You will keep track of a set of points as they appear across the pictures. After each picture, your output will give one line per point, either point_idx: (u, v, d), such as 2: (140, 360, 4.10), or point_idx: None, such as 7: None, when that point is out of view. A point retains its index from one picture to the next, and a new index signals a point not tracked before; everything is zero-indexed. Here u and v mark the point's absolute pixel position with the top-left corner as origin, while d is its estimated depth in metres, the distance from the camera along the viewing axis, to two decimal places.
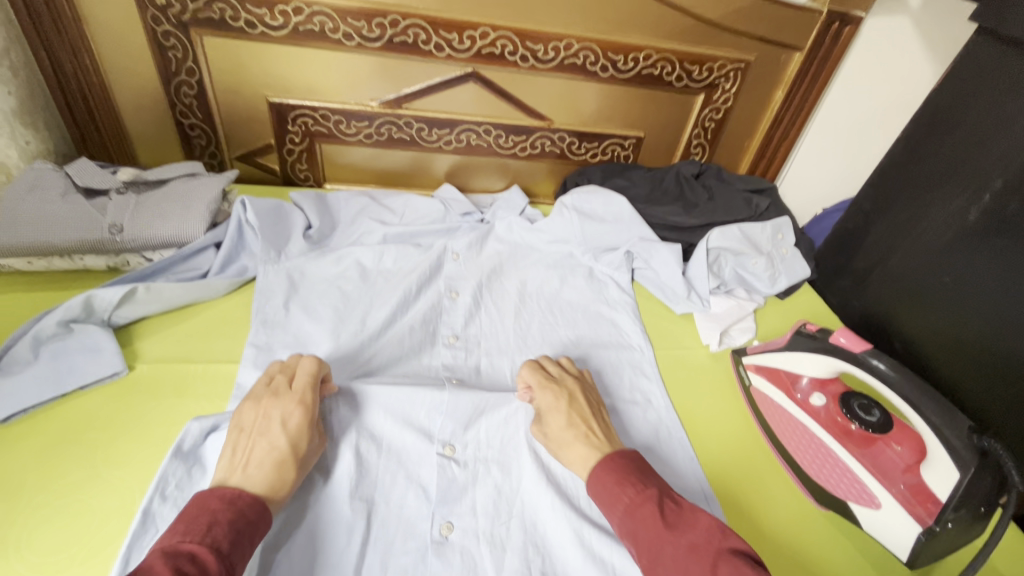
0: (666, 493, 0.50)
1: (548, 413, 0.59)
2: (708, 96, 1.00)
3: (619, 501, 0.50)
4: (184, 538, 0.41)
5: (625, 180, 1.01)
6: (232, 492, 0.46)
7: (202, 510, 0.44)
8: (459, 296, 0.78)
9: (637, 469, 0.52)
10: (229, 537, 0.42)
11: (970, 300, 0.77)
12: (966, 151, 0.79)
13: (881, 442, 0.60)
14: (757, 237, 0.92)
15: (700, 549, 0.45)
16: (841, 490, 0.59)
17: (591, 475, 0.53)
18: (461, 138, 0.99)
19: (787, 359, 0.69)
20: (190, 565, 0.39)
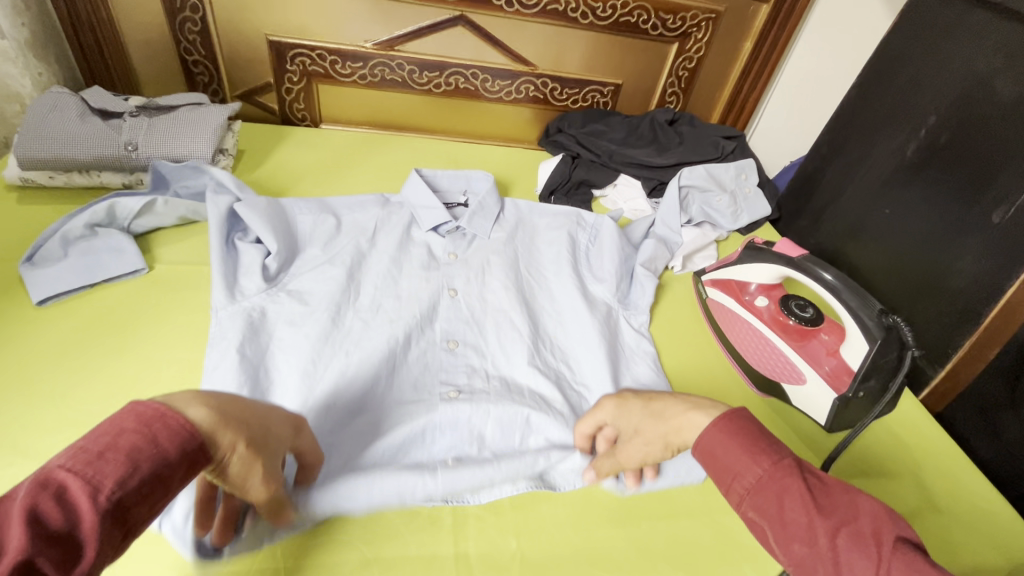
0: (808, 468, 0.40)
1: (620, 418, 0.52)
2: (681, 45, 1.07)
3: (748, 470, 0.40)
4: (66, 463, 0.28)
5: (603, 124, 1.09)
6: (154, 409, 0.32)
7: (106, 425, 0.30)
8: (457, 345, 0.69)
9: (764, 438, 0.42)
10: (125, 478, 0.29)
11: (906, 225, 0.86)
12: (908, 90, 0.87)
13: (816, 335, 0.69)
14: (721, 175, 1.00)
15: (866, 538, 0.35)
16: (776, 374, 0.69)
17: (700, 437, 0.44)
18: (451, 81, 1.05)
19: (738, 269, 0.77)
20: (50, 512, 0.27)
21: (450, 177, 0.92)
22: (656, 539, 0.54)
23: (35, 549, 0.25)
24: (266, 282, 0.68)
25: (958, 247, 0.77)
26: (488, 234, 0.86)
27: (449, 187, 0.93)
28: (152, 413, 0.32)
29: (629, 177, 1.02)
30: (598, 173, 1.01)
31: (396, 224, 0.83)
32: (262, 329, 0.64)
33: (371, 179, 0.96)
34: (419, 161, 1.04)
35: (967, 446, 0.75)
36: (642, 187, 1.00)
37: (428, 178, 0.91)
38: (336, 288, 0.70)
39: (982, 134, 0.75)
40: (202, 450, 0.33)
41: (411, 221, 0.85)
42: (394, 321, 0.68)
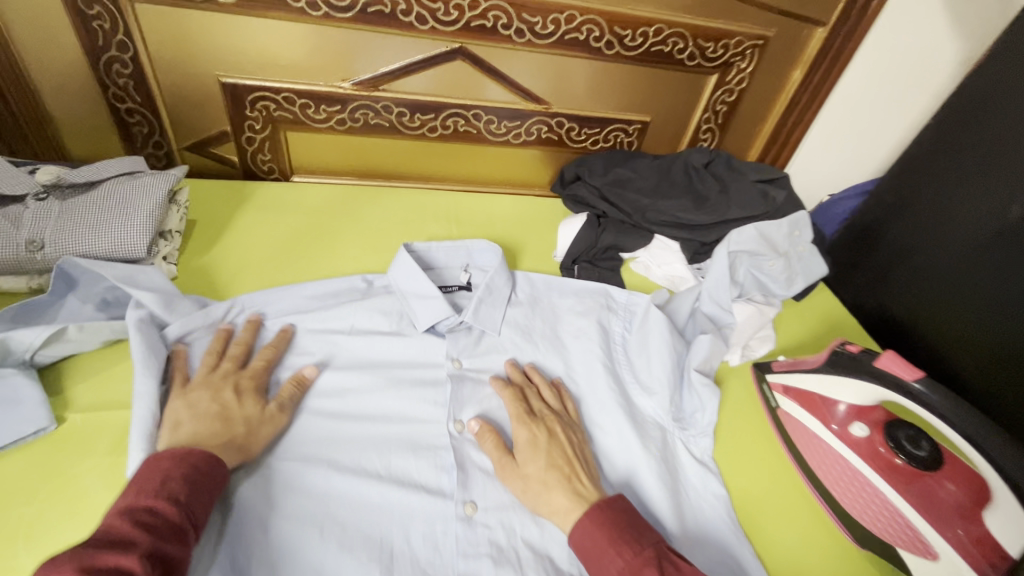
0: (664, 553, 0.46)
1: (525, 452, 0.54)
2: (721, 76, 0.90)
3: (614, 563, 0.45)
4: (141, 496, 0.42)
5: (629, 169, 0.92)
6: (183, 450, 0.46)
7: (153, 469, 0.44)
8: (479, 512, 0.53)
9: (630, 525, 0.47)
10: (185, 490, 0.43)
11: (1008, 306, 0.71)
12: (1007, 140, 0.72)
13: (934, 479, 0.55)
14: (773, 235, 0.84)
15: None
16: (891, 536, 0.54)
17: (574, 530, 0.48)
18: (448, 123, 0.88)
19: (821, 381, 0.62)
20: (150, 518, 0.41)
21: (447, 250, 0.76)
22: None
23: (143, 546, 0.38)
24: None
25: None
26: (499, 328, 0.70)
27: (447, 262, 0.78)
28: (181, 451, 0.45)
29: (665, 238, 0.86)
30: (629, 236, 0.85)
31: (386, 322, 0.68)
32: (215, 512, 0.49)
33: (355, 252, 0.79)
34: (412, 221, 0.87)
35: None
36: (681, 250, 0.85)
37: (420, 254, 0.75)
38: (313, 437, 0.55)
39: None
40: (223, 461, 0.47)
41: (405, 317, 0.69)
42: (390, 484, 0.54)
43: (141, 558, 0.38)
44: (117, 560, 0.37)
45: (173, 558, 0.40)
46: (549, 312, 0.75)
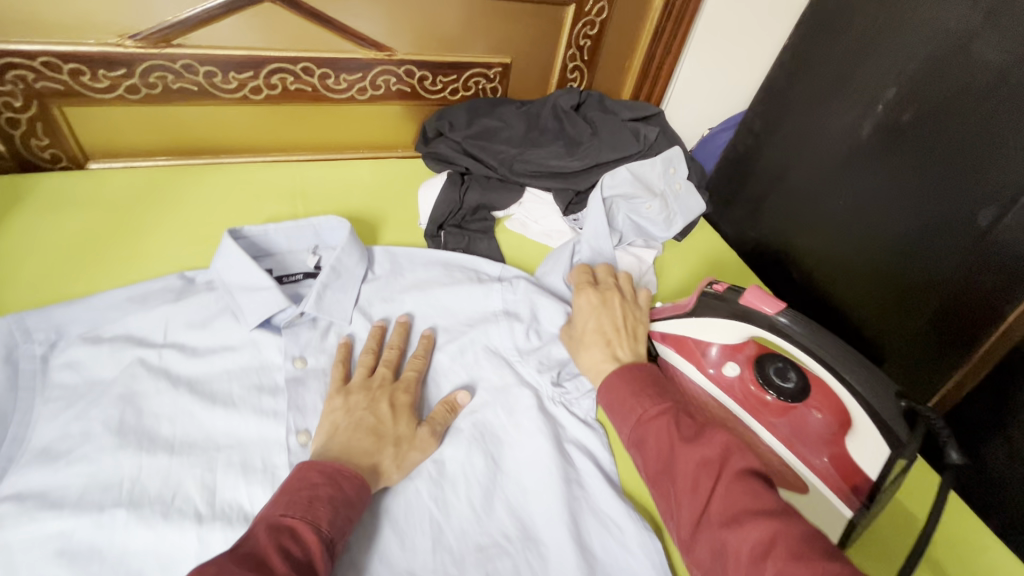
0: (684, 409, 0.46)
1: (584, 311, 0.59)
2: (579, 6, 0.83)
3: (634, 411, 0.46)
4: (286, 512, 0.40)
5: (495, 118, 0.84)
6: (332, 466, 0.44)
7: (302, 482, 0.42)
8: None
9: (655, 385, 0.48)
10: (329, 516, 0.40)
11: (864, 221, 0.72)
12: (855, 56, 0.71)
13: (802, 408, 0.53)
14: (647, 175, 0.81)
15: (713, 463, 0.41)
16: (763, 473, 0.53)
17: (604, 385, 0.51)
18: (274, 81, 0.74)
19: (694, 325, 0.58)
20: (292, 545, 0.38)
21: (289, 231, 0.65)
22: None
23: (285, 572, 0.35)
24: None
25: (930, 251, 0.64)
26: (348, 315, 0.62)
27: (291, 245, 0.67)
28: (336, 471, 0.44)
29: (537, 190, 0.80)
30: (497, 192, 0.77)
31: (213, 324, 0.57)
32: None
33: (174, 247, 0.66)
34: (249, 203, 0.74)
35: None
36: (556, 202, 0.78)
37: (252, 241, 0.64)
38: (104, 484, 0.45)
39: (954, 114, 0.60)
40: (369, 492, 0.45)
41: (230, 314, 0.58)
42: (210, 523, 0.45)
43: None
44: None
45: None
46: (410, 288, 0.67)
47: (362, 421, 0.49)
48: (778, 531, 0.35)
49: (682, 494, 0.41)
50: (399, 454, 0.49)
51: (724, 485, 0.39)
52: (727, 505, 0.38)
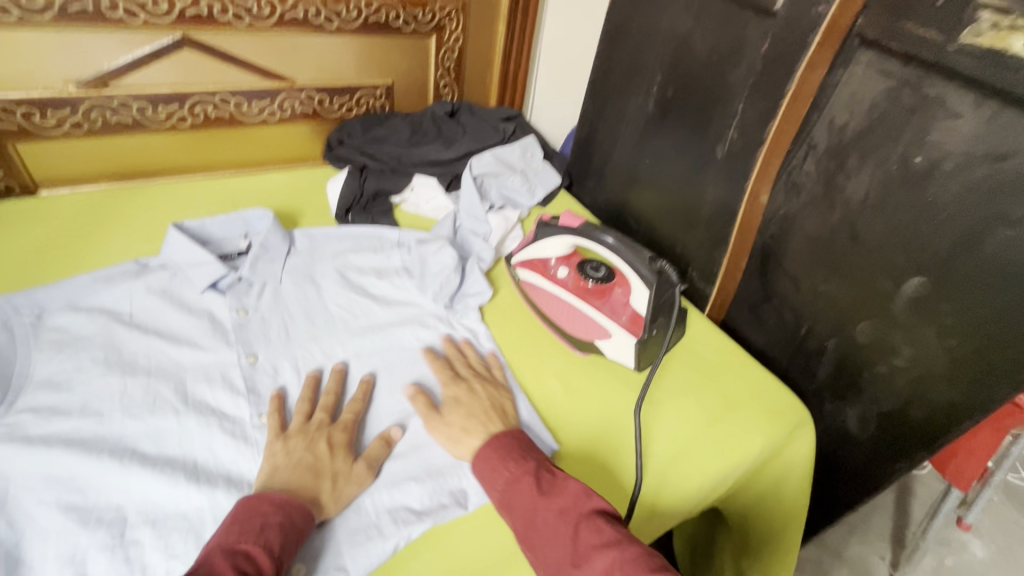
0: (543, 465, 0.57)
1: (447, 408, 0.64)
2: (439, 37, 1.07)
3: (500, 477, 0.56)
4: (240, 538, 0.47)
5: (385, 128, 1.06)
6: (280, 497, 0.51)
7: (254, 513, 0.49)
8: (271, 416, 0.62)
9: (519, 447, 0.58)
10: (280, 539, 0.48)
11: (662, 170, 0.99)
12: (635, 54, 0.98)
13: (614, 288, 0.78)
14: (508, 158, 1.05)
15: (568, 511, 0.52)
16: (590, 334, 0.75)
17: (477, 458, 0.59)
18: (197, 111, 0.92)
19: (537, 248, 0.82)
20: (246, 565, 0.45)
21: (222, 223, 0.83)
22: None
23: None
24: None
25: (701, 182, 0.91)
26: (279, 277, 0.79)
27: (225, 234, 0.84)
28: (286, 501, 0.51)
29: (424, 177, 1.02)
30: (390, 180, 0.99)
31: (166, 292, 0.73)
32: None
33: (125, 244, 0.81)
34: (184, 209, 0.91)
35: (747, 339, 0.94)
36: (439, 183, 1.01)
37: (194, 232, 0.81)
38: (100, 397, 0.60)
39: (692, 86, 0.88)
40: (314, 517, 0.52)
41: (181, 284, 0.75)
42: (186, 414, 0.60)
43: None
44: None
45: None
46: (326, 256, 0.85)
47: (306, 461, 0.56)
48: (613, 553, 0.48)
49: (546, 546, 0.51)
50: (336, 489, 0.55)
51: (579, 528, 0.51)
52: (577, 548, 0.50)
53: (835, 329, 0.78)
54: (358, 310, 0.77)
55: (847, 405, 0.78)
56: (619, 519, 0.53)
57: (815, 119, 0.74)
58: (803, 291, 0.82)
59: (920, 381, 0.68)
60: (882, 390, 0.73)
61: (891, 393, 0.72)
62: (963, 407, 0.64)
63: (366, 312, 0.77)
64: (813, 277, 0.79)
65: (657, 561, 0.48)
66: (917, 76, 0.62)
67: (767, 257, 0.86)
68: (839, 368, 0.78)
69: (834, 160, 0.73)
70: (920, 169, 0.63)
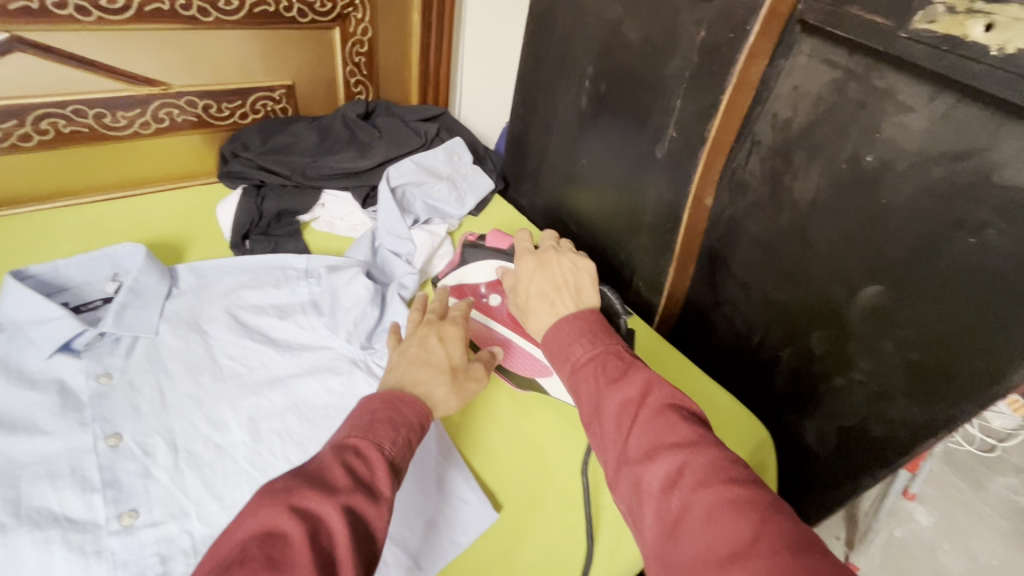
0: (617, 350, 0.50)
1: (526, 279, 0.61)
2: (343, 29, 0.94)
3: (568, 357, 0.51)
4: (351, 434, 0.43)
5: (288, 134, 0.92)
6: (394, 394, 0.47)
7: (365, 411, 0.45)
8: (137, 517, 0.50)
9: (592, 329, 0.52)
10: (389, 440, 0.43)
11: (601, 170, 0.91)
12: (564, 44, 0.89)
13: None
14: (432, 163, 0.94)
15: (634, 402, 0.45)
16: (532, 371, 0.67)
17: (548, 335, 0.54)
18: (44, 127, 0.76)
19: (465, 273, 0.73)
20: (357, 460, 0.40)
21: (80, 265, 0.67)
22: None
23: (350, 487, 0.38)
24: None
25: (642, 183, 0.84)
26: (156, 328, 0.66)
27: (86, 277, 0.69)
28: (395, 397, 0.47)
29: (336, 191, 0.90)
30: (294, 197, 0.86)
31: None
32: None
33: None
34: (36, 249, 0.75)
35: (697, 350, 0.89)
36: (354, 198, 0.89)
37: (42, 279, 0.66)
38: None
39: (627, 78, 0.80)
40: (426, 417, 0.48)
41: (23, 348, 0.60)
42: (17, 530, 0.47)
43: (341, 507, 0.36)
44: (321, 506, 0.36)
45: (369, 520, 0.37)
46: (218, 295, 0.72)
47: (416, 358, 0.53)
48: (684, 454, 0.40)
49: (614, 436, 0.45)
50: (456, 385, 0.52)
51: (646, 420, 0.43)
52: (642, 445, 0.42)
53: (789, 340, 0.73)
54: (254, 363, 0.65)
55: (805, 419, 0.74)
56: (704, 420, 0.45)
57: (758, 113, 0.67)
58: (753, 299, 0.76)
59: (880, 397, 0.63)
60: (840, 404, 0.68)
61: (849, 407, 0.67)
62: (923, 425, 0.60)
63: (266, 363, 0.65)
64: (763, 283, 0.74)
65: (741, 472, 0.39)
66: (865, 67, 0.56)
67: (715, 262, 0.81)
68: (795, 379, 0.74)
69: (779, 159, 0.67)
70: (871, 168, 0.57)
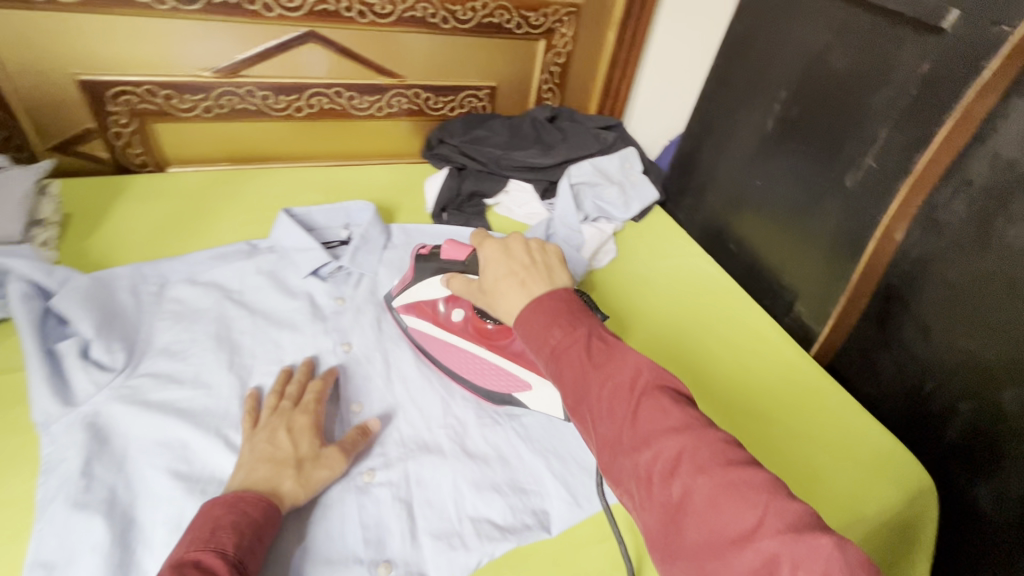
0: (597, 332, 0.46)
1: (490, 263, 0.54)
2: (548, 41, 1.06)
3: (546, 343, 0.45)
4: (190, 548, 0.44)
5: (485, 129, 1.06)
6: (233, 498, 0.48)
7: (206, 518, 0.46)
8: (363, 409, 0.63)
9: (574, 310, 0.47)
10: (233, 538, 0.45)
11: (775, 193, 0.92)
12: (760, 68, 0.91)
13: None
14: (606, 167, 1.02)
15: (624, 386, 0.42)
16: (504, 386, 0.64)
17: (522, 320, 0.48)
18: (313, 102, 0.96)
19: (418, 291, 0.67)
20: (197, 568, 0.42)
21: (326, 212, 0.84)
22: (597, 565, 0.54)
23: None
24: (105, 379, 0.58)
25: (823, 210, 0.84)
26: (376, 270, 0.80)
27: (327, 223, 0.86)
28: (235, 499, 0.48)
29: (520, 182, 1.01)
30: (487, 182, 0.99)
31: (268, 274, 0.76)
32: (110, 435, 0.55)
33: (240, 224, 0.86)
34: (294, 195, 0.94)
35: (854, 387, 0.85)
36: (534, 189, 1.00)
37: (302, 219, 0.83)
38: (210, 369, 0.63)
39: (825, 104, 0.81)
40: (274, 508, 0.49)
41: (286, 267, 0.77)
42: None
43: None
44: None
45: None
46: (422, 254, 0.85)
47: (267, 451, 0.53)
48: (685, 440, 0.38)
49: (600, 420, 0.42)
50: (302, 474, 0.52)
51: (637, 407, 0.40)
52: (637, 429, 0.40)
53: (973, 393, 0.68)
54: None
55: (980, 478, 0.69)
56: (691, 398, 0.43)
57: (976, 150, 0.64)
58: (935, 344, 0.72)
59: None
60: None
61: None
62: None
63: None
64: (949, 328, 0.70)
65: (743, 455, 0.38)
66: None
67: (890, 300, 0.78)
68: (974, 435, 0.69)
69: (992, 200, 0.64)
70: None
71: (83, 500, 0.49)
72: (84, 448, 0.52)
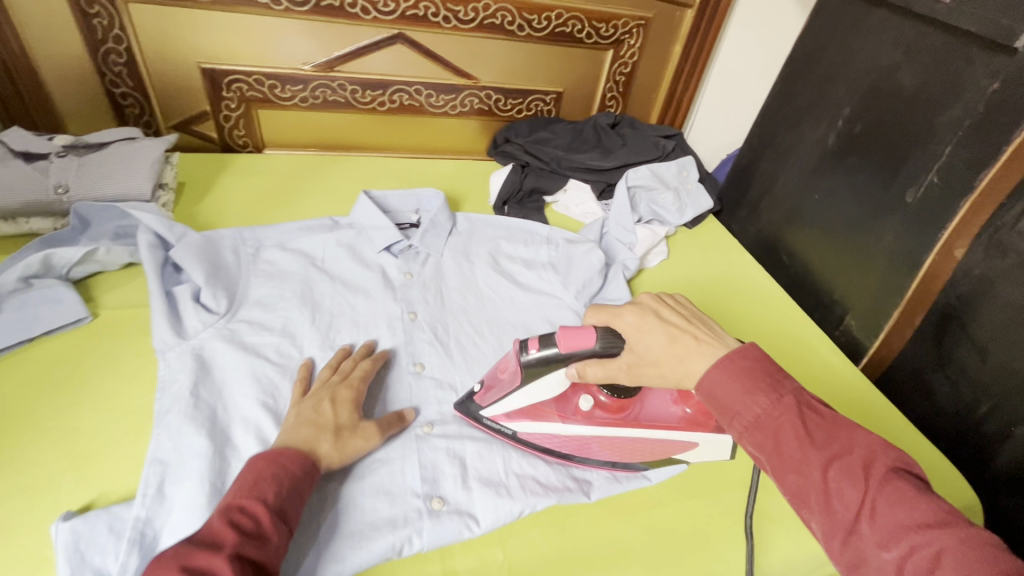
0: (804, 402, 0.46)
1: (644, 334, 0.53)
2: (616, 51, 1.11)
3: (746, 410, 0.46)
4: (235, 495, 0.47)
5: (549, 131, 1.12)
6: (274, 451, 0.51)
7: (250, 468, 0.49)
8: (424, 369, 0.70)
9: (767, 372, 0.48)
10: (274, 490, 0.48)
11: (832, 207, 0.93)
12: (824, 83, 0.93)
13: (648, 389, 0.64)
14: (664, 173, 1.06)
15: (856, 471, 0.42)
16: (660, 453, 0.63)
17: (709, 382, 0.49)
18: (395, 98, 1.05)
19: (531, 392, 0.60)
20: (242, 517, 0.45)
21: (400, 197, 0.92)
22: (629, 531, 0.58)
23: (236, 542, 0.42)
24: (210, 319, 0.67)
25: (881, 226, 0.85)
26: (441, 251, 0.87)
27: (400, 206, 0.93)
28: (276, 453, 0.51)
29: (579, 182, 1.06)
30: (547, 180, 1.05)
31: (346, 246, 0.84)
32: (212, 367, 0.63)
33: (323, 202, 0.96)
34: (371, 180, 1.04)
35: (903, 406, 0.85)
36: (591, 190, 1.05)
37: (378, 200, 0.91)
38: (295, 322, 0.71)
39: (889, 121, 0.82)
40: (314, 464, 0.52)
41: (362, 242, 0.85)
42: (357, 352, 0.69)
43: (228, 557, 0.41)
44: (210, 559, 0.40)
45: (261, 563, 0.43)
46: (483, 240, 0.91)
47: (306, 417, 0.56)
48: (942, 536, 0.37)
49: (830, 505, 0.42)
50: (339, 440, 0.55)
51: (875, 494, 0.40)
52: (880, 522, 0.39)
53: None
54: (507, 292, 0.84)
55: None
56: (924, 482, 0.42)
57: None
58: (990, 365, 0.71)
59: None
60: None
61: None
62: None
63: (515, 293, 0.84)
64: (1006, 349, 0.69)
65: (1020, 563, 0.36)
66: None
67: (946, 320, 0.77)
68: None
69: None
70: None
71: (190, 415, 0.57)
72: (193, 374, 0.61)
